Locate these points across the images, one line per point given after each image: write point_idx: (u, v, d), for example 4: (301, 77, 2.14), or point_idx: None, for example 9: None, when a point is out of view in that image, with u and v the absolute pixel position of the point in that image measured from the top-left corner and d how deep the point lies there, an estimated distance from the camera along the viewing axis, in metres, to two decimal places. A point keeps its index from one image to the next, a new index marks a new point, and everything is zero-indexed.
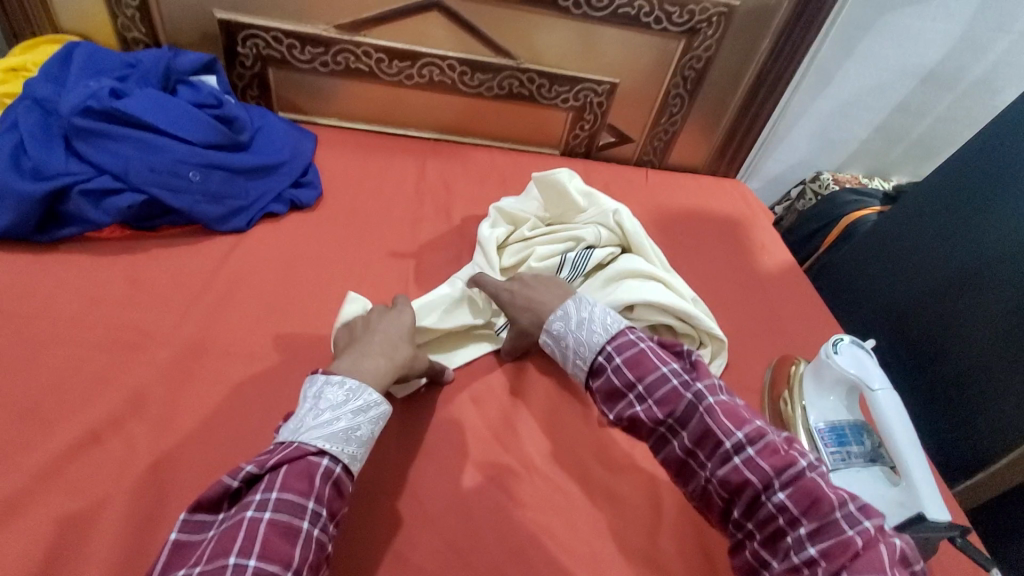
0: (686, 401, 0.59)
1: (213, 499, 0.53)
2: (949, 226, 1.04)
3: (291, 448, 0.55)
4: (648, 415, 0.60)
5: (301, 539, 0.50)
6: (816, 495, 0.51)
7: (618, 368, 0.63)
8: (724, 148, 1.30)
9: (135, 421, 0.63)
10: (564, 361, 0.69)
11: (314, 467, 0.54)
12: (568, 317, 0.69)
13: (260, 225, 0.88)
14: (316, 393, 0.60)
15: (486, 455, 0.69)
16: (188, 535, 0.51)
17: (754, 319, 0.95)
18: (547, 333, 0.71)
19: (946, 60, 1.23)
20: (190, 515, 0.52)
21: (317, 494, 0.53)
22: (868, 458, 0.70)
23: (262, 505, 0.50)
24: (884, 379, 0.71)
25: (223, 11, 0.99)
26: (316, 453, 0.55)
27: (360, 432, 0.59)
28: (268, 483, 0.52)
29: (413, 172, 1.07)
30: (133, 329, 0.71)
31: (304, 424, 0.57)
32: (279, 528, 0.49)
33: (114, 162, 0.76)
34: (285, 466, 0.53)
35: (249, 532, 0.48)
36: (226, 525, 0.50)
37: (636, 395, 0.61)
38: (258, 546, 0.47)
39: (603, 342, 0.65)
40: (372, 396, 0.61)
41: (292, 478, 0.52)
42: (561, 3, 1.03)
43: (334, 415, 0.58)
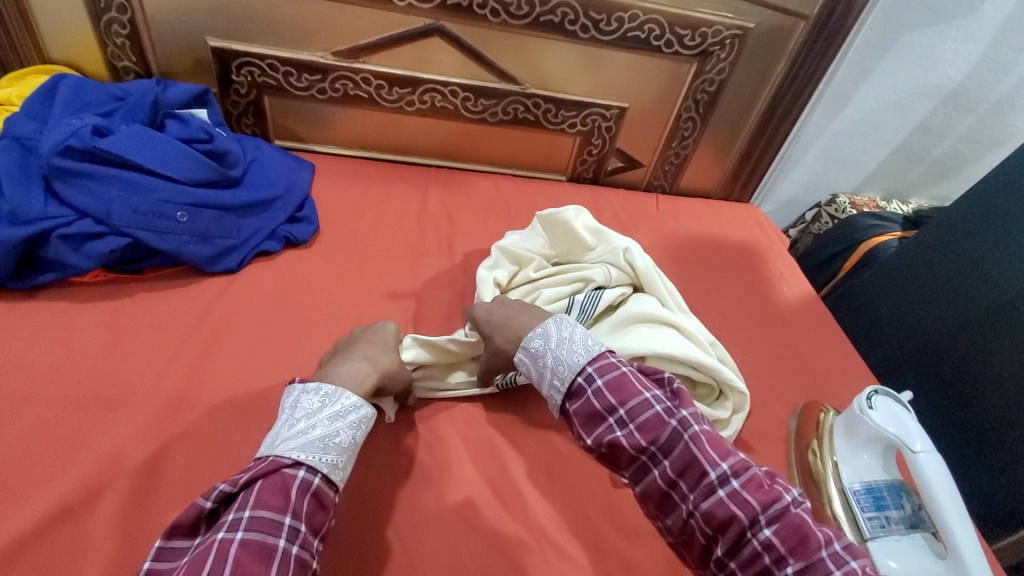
0: (670, 428, 0.56)
1: (188, 524, 0.49)
2: (980, 256, 0.98)
3: (267, 461, 0.52)
4: (629, 442, 0.56)
5: (278, 557, 0.46)
6: (803, 532, 0.49)
7: (600, 391, 0.59)
8: (737, 171, 1.25)
9: (111, 487, 0.58)
10: (540, 382, 0.64)
11: (290, 481, 0.51)
12: (548, 335, 0.65)
13: (253, 265, 0.83)
14: (292, 403, 0.58)
15: (491, 522, 0.63)
16: (164, 562, 0.47)
17: (775, 359, 0.90)
18: (525, 352, 0.66)
19: (968, 80, 1.18)
20: (165, 542, 0.48)
21: (293, 510, 0.49)
22: (909, 524, 0.65)
23: (234, 524, 0.47)
24: (926, 439, 0.66)
25: (215, 39, 0.95)
26: (292, 465, 0.52)
27: (338, 439, 0.56)
28: (241, 502, 0.48)
29: (413, 203, 1.02)
30: (113, 383, 0.66)
31: (280, 436, 0.55)
32: (253, 546, 0.45)
33: (96, 204, 0.72)
34: (258, 482, 0.50)
35: (220, 555, 0.44)
36: (199, 548, 0.46)
37: (617, 419, 0.57)
38: (230, 567, 0.44)
39: (584, 362, 0.61)
40: (349, 399, 0.59)
41: (267, 495, 0.49)
42: (567, 27, 0.99)
43: (309, 424, 0.56)
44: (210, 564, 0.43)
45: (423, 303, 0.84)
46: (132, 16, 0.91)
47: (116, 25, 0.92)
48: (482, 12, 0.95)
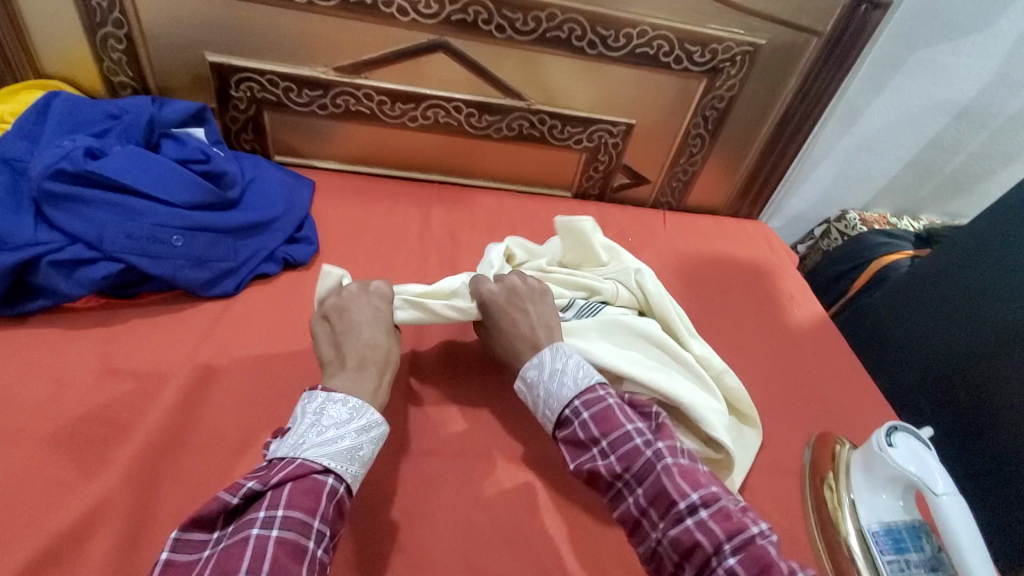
0: (645, 458, 0.57)
1: (209, 519, 0.48)
2: (998, 279, 0.95)
3: (295, 463, 0.51)
4: (607, 470, 0.57)
5: (308, 559, 0.47)
6: (766, 562, 0.49)
7: (584, 422, 0.60)
8: (746, 188, 1.23)
9: (99, 530, 0.56)
10: (534, 409, 0.65)
11: (319, 486, 0.51)
12: (543, 365, 0.65)
13: (251, 288, 0.81)
14: (318, 409, 0.56)
15: (496, 566, 0.60)
16: (183, 556, 0.46)
17: (788, 386, 0.87)
18: (521, 380, 0.66)
19: (982, 96, 1.16)
20: (182, 535, 0.47)
21: (322, 514, 0.50)
22: (929, 568, 0.63)
23: (267, 522, 0.47)
24: (949, 481, 0.62)
25: (214, 54, 0.93)
26: (322, 471, 0.52)
27: (362, 452, 0.55)
28: (272, 501, 0.48)
29: (416, 221, 1.00)
30: (106, 415, 0.64)
31: (307, 440, 0.53)
32: (287, 546, 0.46)
33: (88, 229, 0.70)
34: (289, 484, 0.50)
35: (255, 552, 0.45)
36: (227, 544, 0.46)
37: (599, 449, 0.59)
38: (267, 565, 0.44)
39: (572, 395, 0.62)
40: (375, 415, 0.58)
41: (298, 496, 0.49)
42: (575, 43, 0.96)
43: (338, 432, 0.55)
44: (246, 562, 0.44)
45: (426, 326, 0.82)
46: (129, 30, 0.89)
47: (113, 40, 0.90)
48: (488, 28, 0.93)
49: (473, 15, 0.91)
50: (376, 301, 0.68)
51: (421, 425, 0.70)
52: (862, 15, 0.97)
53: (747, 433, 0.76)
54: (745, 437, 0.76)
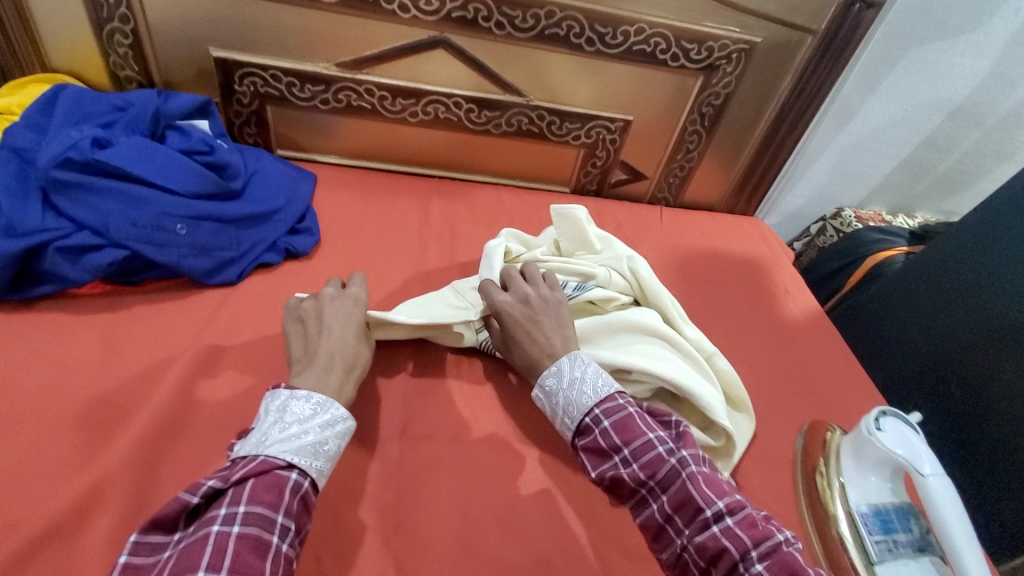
0: (668, 465, 0.55)
1: (169, 518, 0.48)
2: (989, 273, 0.96)
3: (257, 460, 0.51)
4: (630, 478, 0.56)
5: (272, 553, 0.47)
6: (795, 569, 0.47)
7: (605, 431, 0.59)
8: (743, 184, 1.24)
9: (102, 510, 0.57)
10: (553, 418, 0.64)
11: (283, 481, 0.50)
12: (561, 373, 0.64)
13: (253, 277, 0.83)
14: (281, 406, 0.56)
15: (492, 549, 0.61)
16: (141, 557, 0.46)
17: (782, 377, 0.88)
18: (540, 388, 0.65)
19: (976, 95, 1.17)
20: (141, 537, 0.47)
21: (285, 508, 0.49)
22: (917, 548, 0.65)
23: (228, 518, 0.46)
24: (935, 462, 0.64)
25: (219, 49, 0.95)
26: (284, 467, 0.52)
27: (327, 446, 0.55)
28: (233, 497, 0.48)
29: (416, 215, 1.01)
30: (110, 398, 0.65)
31: (269, 437, 0.53)
32: (249, 542, 0.46)
33: (94, 217, 0.71)
34: (250, 480, 0.49)
35: (216, 548, 0.45)
36: (187, 542, 0.46)
37: (621, 458, 0.57)
38: (229, 560, 0.44)
39: (592, 403, 0.61)
40: (340, 410, 0.58)
41: (261, 492, 0.48)
42: (573, 40, 0.98)
43: (301, 428, 0.55)
44: (207, 558, 0.44)
45: None
46: (135, 26, 0.91)
47: (119, 35, 0.92)
48: (487, 25, 0.95)
49: (473, 12, 0.93)
50: (354, 304, 0.71)
51: (419, 411, 0.72)
52: (856, 14, 0.99)
53: (741, 420, 0.78)
54: (738, 424, 0.77)
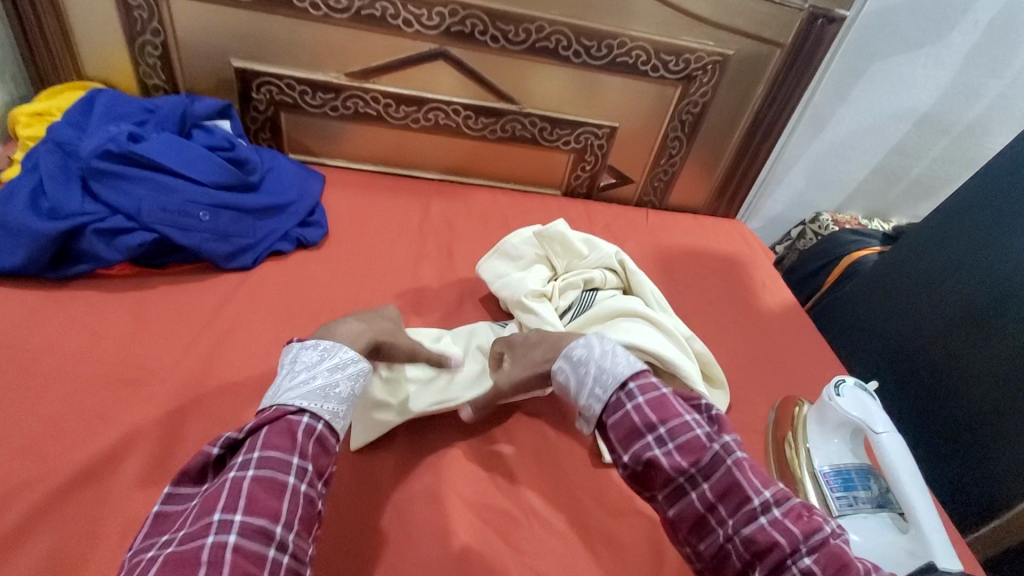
0: (712, 451, 0.53)
1: (198, 470, 0.53)
2: (953, 264, 1.03)
3: (272, 409, 0.55)
4: (669, 462, 0.53)
5: (288, 492, 0.49)
6: (844, 561, 0.46)
7: (641, 407, 0.56)
8: (724, 188, 1.32)
9: (131, 457, 0.63)
10: (579, 392, 0.60)
11: (295, 424, 0.53)
12: (591, 345, 0.63)
13: (266, 263, 0.90)
14: (293, 360, 0.60)
15: (483, 498, 0.67)
16: (174, 507, 0.51)
17: (759, 360, 0.95)
18: (565, 358, 0.63)
19: (939, 105, 1.26)
20: (173, 489, 0.52)
21: (300, 451, 0.52)
22: (876, 504, 0.70)
23: (244, 464, 0.49)
24: (887, 421, 0.71)
25: (239, 60, 1.04)
26: (296, 412, 0.54)
27: (338, 389, 0.58)
28: (249, 445, 0.51)
29: (417, 213, 1.09)
30: (137, 364, 0.72)
31: (282, 387, 0.57)
32: (264, 483, 0.48)
33: (126, 202, 0.80)
34: (265, 427, 0.53)
35: (232, 490, 0.47)
36: (208, 489, 0.49)
37: (656, 437, 0.54)
38: (245, 500, 0.46)
39: (627, 375, 0.58)
40: (348, 353, 0.62)
41: (273, 438, 0.51)
42: (561, 52, 1.07)
43: (310, 375, 0.58)
44: (225, 498, 0.46)
45: (423, 300, 0.90)
46: (164, 38, 1.00)
47: (150, 47, 1.01)
48: (484, 38, 1.04)
49: (470, 27, 1.03)
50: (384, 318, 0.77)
51: None
52: (819, 28, 1.09)
53: (716, 394, 0.83)
54: (714, 397, 0.83)
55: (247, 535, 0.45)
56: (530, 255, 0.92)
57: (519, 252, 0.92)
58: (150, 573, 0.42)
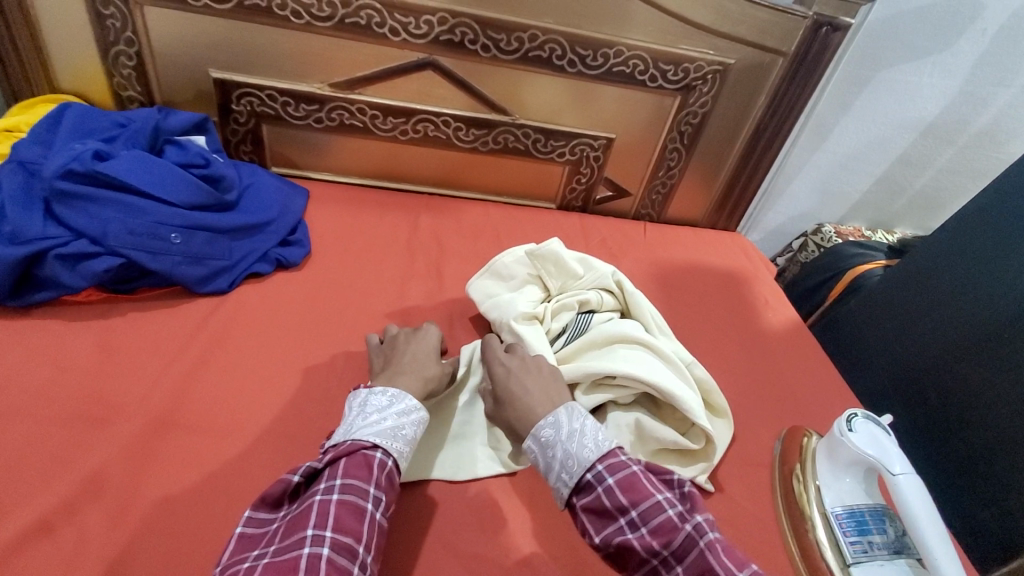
0: (684, 532, 0.50)
1: (274, 497, 0.55)
2: (963, 282, 0.99)
3: (346, 442, 0.57)
4: (640, 544, 0.51)
5: (368, 519, 0.52)
6: None
7: (610, 490, 0.54)
8: (724, 200, 1.28)
9: (90, 507, 0.58)
10: (547, 473, 0.58)
11: (370, 458, 0.56)
12: (560, 424, 0.59)
13: (243, 286, 0.85)
14: (362, 402, 0.62)
15: (470, 546, 0.62)
16: (253, 529, 0.53)
17: (763, 386, 0.90)
18: (534, 439, 0.60)
19: (946, 114, 1.22)
20: (252, 512, 0.54)
21: (376, 482, 0.55)
22: (893, 550, 0.66)
23: (328, 489, 0.53)
24: (905, 462, 0.66)
25: (217, 71, 0.99)
26: (371, 447, 0.57)
27: (405, 431, 0.61)
28: (330, 473, 0.54)
29: (406, 229, 1.04)
30: (101, 400, 0.67)
31: (354, 424, 0.60)
32: (349, 506, 0.52)
33: (92, 225, 0.75)
34: (343, 459, 0.55)
35: (321, 512, 0.51)
36: (295, 512, 0.53)
37: (627, 521, 0.52)
38: (333, 521, 0.50)
39: (593, 459, 0.56)
40: (413, 401, 0.64)
41: (352, 467, 0.55)
42: (555, 62, 1.03)
43: (381, 416, 0.60)
44: (315, 520, 0.50)
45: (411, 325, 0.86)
46: (139, 49, 0.96)
47: (124, 57, 0.96)
48: (474, 47, 1.00)
49: (460, 35, 0.98)
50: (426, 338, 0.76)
51: None
52: (824, 36, 1.05)
53: (720, 425, 0.79)
54: (717, 428, 0.78)
55: (337, 551, 0.49)
56: (521, 275, 0.87)
57: (511, 271, 0.87)
58: None
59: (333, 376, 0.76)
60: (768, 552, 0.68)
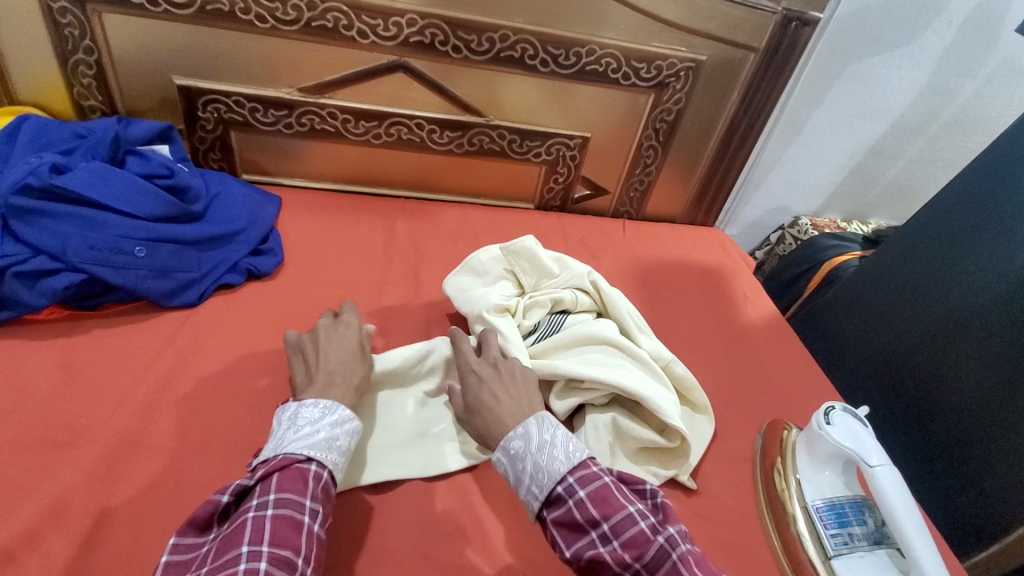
0: (656, 545, 0.51)
1: (204, 520, 0.53)
2: (936, 271, 1.00)
3: (279, 457, 0.56)
4: (613, 557, 0.51)
5: (305, 531, 0.51)
6: None
7: (581, 503, 0.53)
8: (701, 195, 1.29)
9: (53, 535, 0.56)
10: (516, 486, 0.57)
11: (306, 471, 0.55)
12: (529, 436, 0.58)
13: (213, 299, 0.83)
14: (292, 415, 0.60)
15: (449, 557, 0.61)
16: (180, 555, 0.50)
17: (743, 380, 0.90)
18: (503, 451, 0.59)
19: (915, 105, 1.24)
20: (179, 539, 0.51)
21: (312, 494, 0.54)
22: (873, 541, 0.67)
23: (261, 505, 0.51)
24: (881, 453, 0.67)
25: (182, 78, 0.96)
26: (305, 460, 0.56)
27: (340, 442, 0.60)
28: (263, 488, 0.53)
29: (381, 234, 1.02)
30: (64, 423, 0.65)
31: (286, 439, 0.58)
32: (285, 520, 0.51)
33: (52, 241, 0.72)
34: (276, 473, 0.54)
35: (256, 527, 0.49)
36: (226, 532, 0.51)
37: (600, 534, 0.52)
38: (269, 536, 0.49)
39: (564, 470, 0.55)
40: (346, 409, 0.62)
41: (287, 481, 0.53)
42: (528, 61, 1.02)
43: (313, 428, 0.59)
44: (249, 536, 0.49)
45: (388, 331, 0.84)
46: (99, 56, 0.92)
47: (83, 66, 0.93)
48: (445, 48, 0.99)
49: (430, 37, 0.97)
50: (346, 329, 0.73)
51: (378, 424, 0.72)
52: (794, 31, 1.05)
53: (700, 421, 0.78)
54: (698, 425, 0.78)
55: (275, 564, 0.47)
56: (497, 271, 0.86)
57: (487, 268, 0.85)
58: None
59: None
60: (750, 549, 0.68)
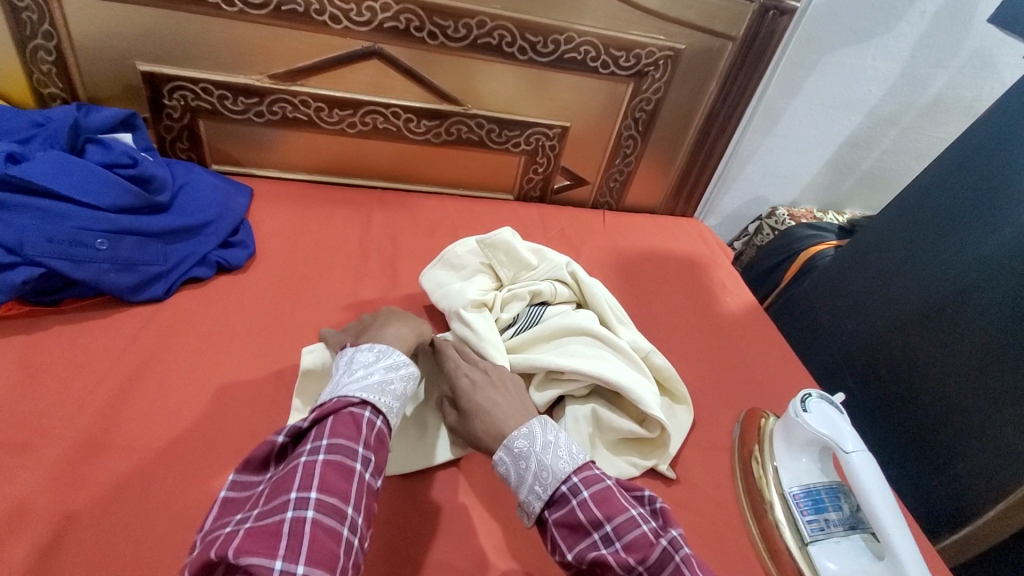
0: (660, 548, 0.49)
1: (261, 458, 0.52)
2: (909, 260, 1.01)
3: (333, 400, 0.54)
4: (615, 560, 0.49)
5: (355, 478, 0.49)
6: None
7: (585, 503, 0.53)
8: (681, 186, 1.29)
9: (8, 542, 0.53)
10: (518, 486, 0.57)
11: (358, 417, 0.53)
12: (533, 436, 0.58)
13: (181, 293, 0.81)
14: (348, 360, 0.60)
15: (429, 552, 0.60)
16: (237, 492, 0.51)
17: (721, 370, 0.91)
18: (506, 450, 0.58)
19: (889, 96, 1.26)
20: (238, 475, 0.52)
21: (364, 441, 0.52)
22: (848, 526, 0.67)
23: (313, 450, 0.49)
24: (856, 439, 0.68)
25: (146, 64, 0.93)
26: (358, 404, 0.54)
27: (394, 386, 0.59)
28: (315, 434, 0.51)
29: (357, 225, 1.00)
30: (21, 424, 0.62)
31: (340, 382, 0.57)
32: (335, 466, 0.49)
33: (6, 233, 0.69)
34: (329, 418, 0.52)
35: (304, 473, 0.48)
36: (279, 474, 0.50)
37: (602, 535, 0.51)
38: (317, 481, 0.47)
39: (569, 470, 0.55)
40: (401, 355, 0.62)
41: (339, 426, 0.51)
42: (505, 49, 1.00)
43: (367, 371, 0.58)
44: (296, 482, 0.47)
45: None
46: (58, 41, 0.88)
47: (43, 52, 0.89)
48: (420, 35, 0.96)
49: (405, 22, 0.94)
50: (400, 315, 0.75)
51: None
52: (771, 20, 1.05)
53: (679, 412, 0.78)
54: (677, 415, 0.78)
55: (324, 512, 0.46)
56: (473, 264, 0.85)
57: (463, 261, 0.85)
58: (231, 543, 0.42)
59: (280, 383, 0.72)
60: (729, 536, 0.68)
